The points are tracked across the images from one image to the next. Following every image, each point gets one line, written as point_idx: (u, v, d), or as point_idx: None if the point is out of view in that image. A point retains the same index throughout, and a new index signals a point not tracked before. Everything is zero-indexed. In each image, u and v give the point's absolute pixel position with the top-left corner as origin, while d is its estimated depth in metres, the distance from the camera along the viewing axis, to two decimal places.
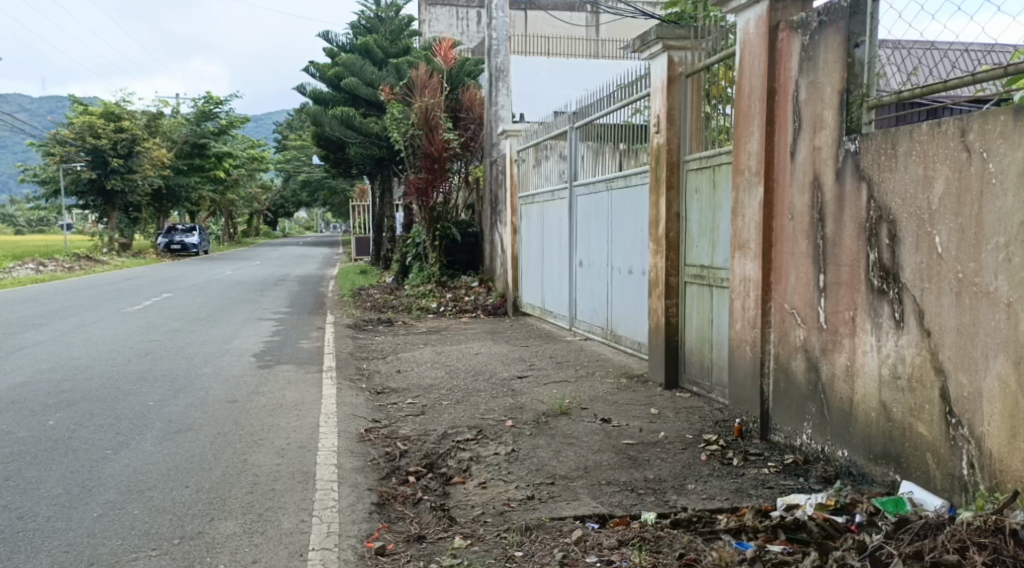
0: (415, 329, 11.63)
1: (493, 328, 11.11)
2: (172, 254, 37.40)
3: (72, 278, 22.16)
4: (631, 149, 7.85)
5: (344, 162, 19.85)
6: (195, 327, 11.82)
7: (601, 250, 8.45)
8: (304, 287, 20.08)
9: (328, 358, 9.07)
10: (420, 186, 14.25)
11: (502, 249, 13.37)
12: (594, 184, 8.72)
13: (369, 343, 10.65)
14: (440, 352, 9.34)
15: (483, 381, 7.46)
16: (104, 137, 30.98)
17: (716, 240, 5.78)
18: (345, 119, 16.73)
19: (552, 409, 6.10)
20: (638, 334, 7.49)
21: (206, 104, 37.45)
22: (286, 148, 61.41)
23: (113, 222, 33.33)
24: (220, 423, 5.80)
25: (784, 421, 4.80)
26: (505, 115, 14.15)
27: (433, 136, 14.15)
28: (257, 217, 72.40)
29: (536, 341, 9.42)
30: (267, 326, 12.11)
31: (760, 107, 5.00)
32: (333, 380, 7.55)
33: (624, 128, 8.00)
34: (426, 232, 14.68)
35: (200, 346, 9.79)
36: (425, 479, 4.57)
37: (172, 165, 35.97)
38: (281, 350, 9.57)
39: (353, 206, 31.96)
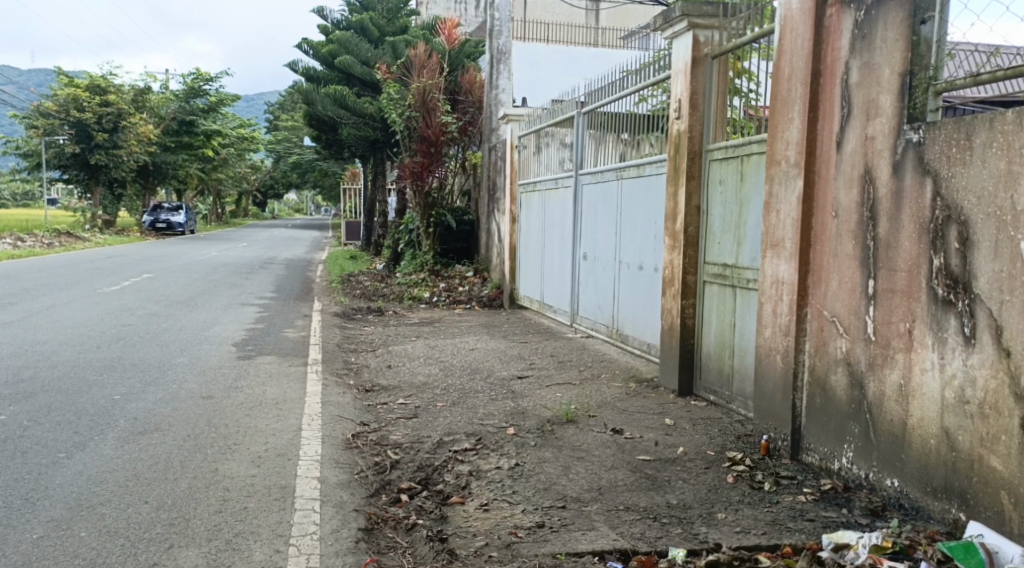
0: (406, 320, 11.12)
1: (489, 321, 10.61)
2: (158, 233, 36.72)
3: (51, 254, 21.57)
4: (636, 140, 7.50)
5: (336, 143, 19.26)
6: (173, 310, 11.29)
7: (609, 243, 7.94)
8: (292, 271, 19.53)
9: (314, 349, 8.56)
10: (415, 169, 13.66)
11: (499, 238, 12.86)
12: (603, 173, 8.21)
13: (357, 333, 10.14)
14: (433, 346, 8.84)
15: (481, 380, 6.96)
16: (89, 110, 30.29)
17: (743, 236, 5.28)
18: (338, 98, 16.14)
19: (558, 416, 5.61)
20: (648, 335, 7.00)
21: (195, 81, 36.70)
22: (277, 128, 60.52)
23: (97, 198, 32.65)
24: (191, 423, 5.29)
25: (819, 441, 4.31)
26: (506, 99, 13.61)
27: (431, 119, 13.61)
28: (246, 197, 71.60)
29: (535, 338, 8.92)
30: (250, 313, 11.59)
31: (802, 90, 4.48)
32: (319, 376, 7.04)
33: (631, 117, 7.63)
34: (420, 218, 14.12)
35: (178, 333, 9.27)
36: (419, 497, 4.08)
37: (159, 142, 35.24)
38: (264, 339, 9.05)
39: (345, 190, 31.36)
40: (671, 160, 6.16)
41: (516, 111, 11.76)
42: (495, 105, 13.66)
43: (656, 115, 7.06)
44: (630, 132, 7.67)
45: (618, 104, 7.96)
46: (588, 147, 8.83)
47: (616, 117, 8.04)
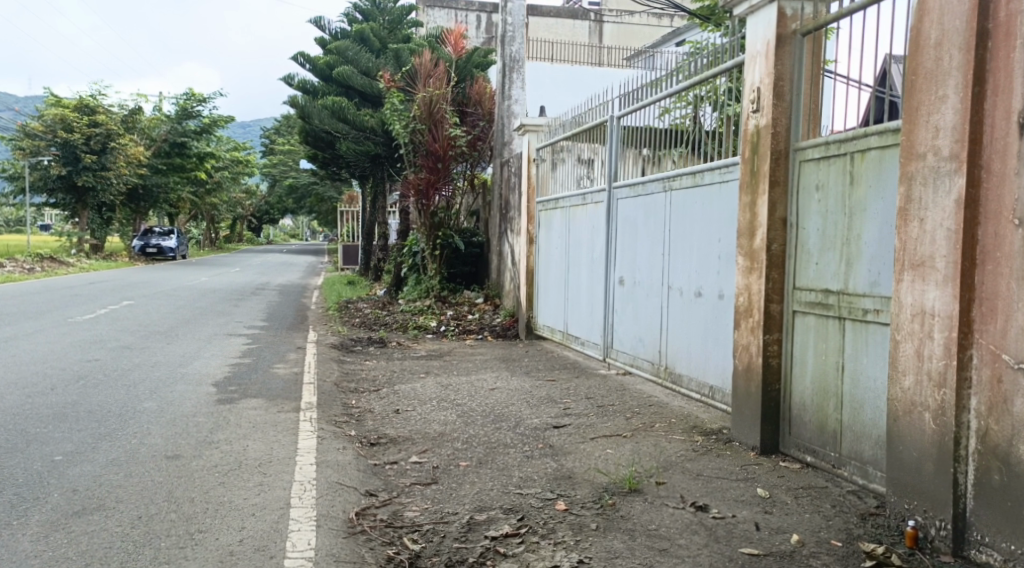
0: (413, 353, 9.93)
1: (505, 355, 9.43)
2: (148, 258, 35.51)
3: (28, 280, 20.34)
4: (657, 156, 6.94)
5: (334, 160, 18.18)
6: (150, 343, 10.08)
7: (655, 266, 6.78)
8: (284, 297, 18.34)
9: (308, 389, 7.37)
10: (420, 186, 12.63)
11: (513, 261, 11.74)
12: (643, 184, 7.09)
13: (357, 369, 8.95)
14: (446, 384, 7.66)
15: (508, 431, 5.79)
16: (77, 131, 29.27)
17: (856, 255, 4.14)
18: (337, 110, 15.06)
19: (617, 483, 4.42)
20: (706, 375, 5.84)
21: (188, 101, 35.72)
22: (273, 151, 59.42)
23: (84, 221, 31.48)
24: (144, 498, 4.14)
25: (999, 534, 3.17)
26: (519, 111, 12.62)
27: (438, 132, 12.48)
28: (241, 222, 70.68)
29: (563, 375, 7.74)
30: (237, 345, 10.40)
31: (960, 59, 3.36)
32: (314, 426, 5.84)
33: (651, 130, 7.11)
34: (425, 239, 13.04)
35: (151, 370, 8.08)
36: None
37: (148, 163, 34.18)
38: (250, 378, 7.86)
39: (341, 213, 30.27)
40: (747, 162, 5.04)
41: (534, 121, 10.55)
42: (508, 117, 12.63)
43: (679, 130, 6.59)
44: (649, 147, 7.13)
45: (642, 116, 7.31)
46: (621, 156, 7.80)
47: (640, 129, 7.36)
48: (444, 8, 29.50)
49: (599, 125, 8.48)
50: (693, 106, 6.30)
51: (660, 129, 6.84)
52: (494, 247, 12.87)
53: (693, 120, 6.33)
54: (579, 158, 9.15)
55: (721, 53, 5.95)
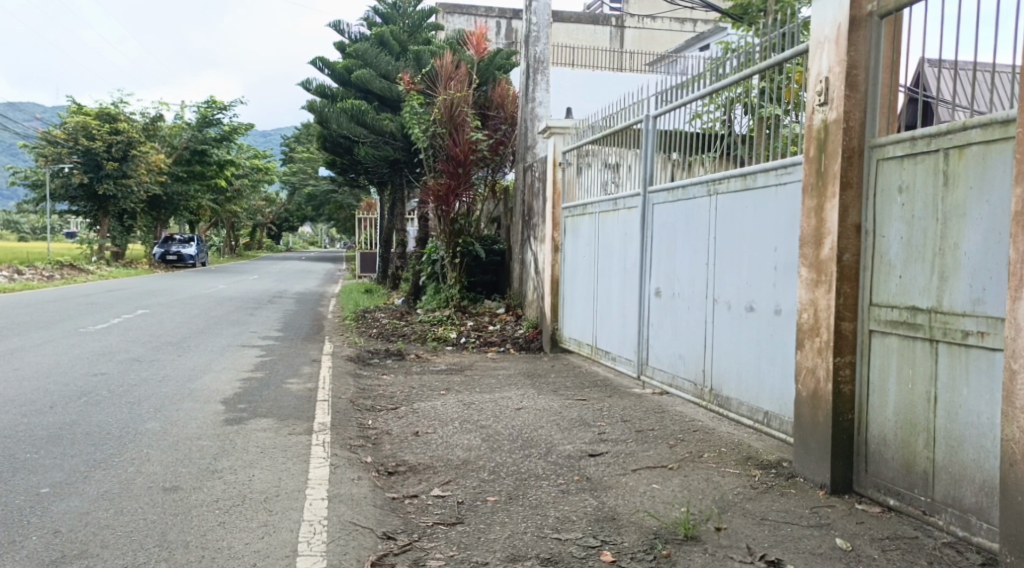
0: (433, 367, 9.40)
1: (530, 369, 8.87)
2: (167, 265, 35.26)
3: (45, 288, 20.03)
4: (688, 160, 6.61)
5: (351, 165, 17.72)
6: (159, 355, 9.60)
7: (698, 277, 6.21)
8: (300, 306, 17.88)
9: (322, 408, 6.85)
10: (439, 192, 12.04)
11: (537, 269, 11.21)
12: (683, 188, 6.53)
13: (374, 384, 8.42)
14: (469, 403, 7.12)
15: (539, 459, 5.23)
16: (97, 138, 29.08)
17: (955, 268, 3.60)
18: (355, 113, 14.58)
19: (669, 528, 3.86)
20: (759, 400, 5.27)
21: (208, 108, 35.55)
22: (291, 159, 59.21)
23: (105, 229, 31.27)
24: (133, 542, 3.62)
25: None
26: (543, 114, 12.09)
27: (458, 136, 11.92)
28: (260, 230, 70.68)
29: (595, 394, 7.17)
30: (250, 357, 9.90)
31: None
32: (326, 452, 5.31)
33: (680, 134, 6.77)
34: (444, 247, 12.48)
35: (157, 385, 7.57)
36: None
37: (171, 172, 33.93)
38: (261, 394, 7.35)
39: (360, 221, 29.89)
40: (812, 161, 4.46)
41: (559, 124, 9.99)
42: (532, 120, 12.09)
43: (710, 133, 6.25)
44: (676, 151, 6.83)
45: (672, 119, 6.94)
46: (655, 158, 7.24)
47: (670, 133, 6.97)
48: (464, 14, 29.14)
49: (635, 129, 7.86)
50: (725, 108, 5.97)
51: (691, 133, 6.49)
52: (517, 255, 12.36)
53: (725, 122, 5.98)
54: (606, 163, 8.70)
55: (766, 48, 5.51)
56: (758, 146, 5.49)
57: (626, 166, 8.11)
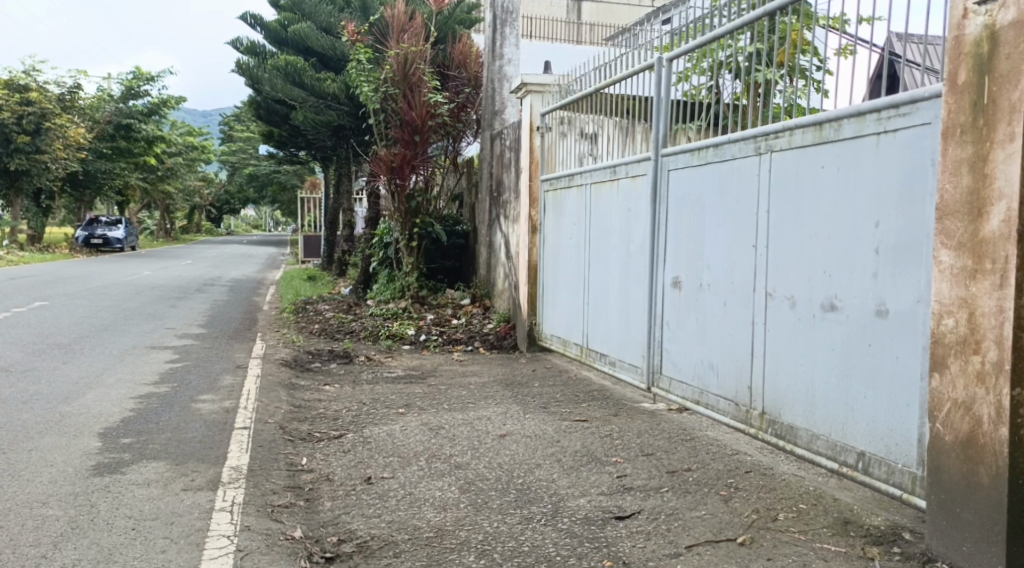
0: (386, 375, 7.83)
1: (506, 378, 7.36)
2: (93, 250, 32.72)
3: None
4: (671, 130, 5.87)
5: (290, 136, 15.93)
6: (42, 363, 7.81)
7: (741, 262, 4.73)
8: (234, 295, 16.07)
9: (240, 441, 5.22)
10: (393, 163, 10.41)
11: (510, 253, 9.71)
12: (717, 146, 5.06)
13: (314, 399, 6.82)
14: (435, 428, 5.59)
15: (543, 526, 3.68)
16: (6, 110, 26.49)
17: None
18: (291, 72, 12.76)
19: None
20: (847, 435, 3.78)
21: (134, 80, 33.06)
22: (231, 137, 56.29)
23: (18, 210, 28.67)
24: None
25: None
26: (512, 73, 10.57)
27: (414, 98, 10.39)
28: (198, 212, 67.75)
29: (598, 413, 5.69)
30: (160, 362, 8.18)
31: None
32: (235, 526, 3.69)
33: (676, 100, 5.74)
34: (399, 228, 10.89)
35: (19, 410, 5.87)
36: None
37: (92, 147, 31.38)
38: (160, 422, 5.68)
39: (302, 201, 27.95)
40: (963, 90, 2.98)
41: (537, 79, 8.55)
42: (499, 79, 10.59)
43: (694, 99, 5.49)
44: (679, 114, 5.73)
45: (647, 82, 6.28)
46: (639, 127, 6.44)
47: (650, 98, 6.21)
48: None
49: (615, 98, 6.85)
50: (710, 73, 5.29)
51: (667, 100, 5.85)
52: (483, 238, 10.85)
53: (713, 90, 5.30)
54: (581, 131, 7.62)
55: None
56: (748, 116, 4.86)
57: (607, 135, 7.12)
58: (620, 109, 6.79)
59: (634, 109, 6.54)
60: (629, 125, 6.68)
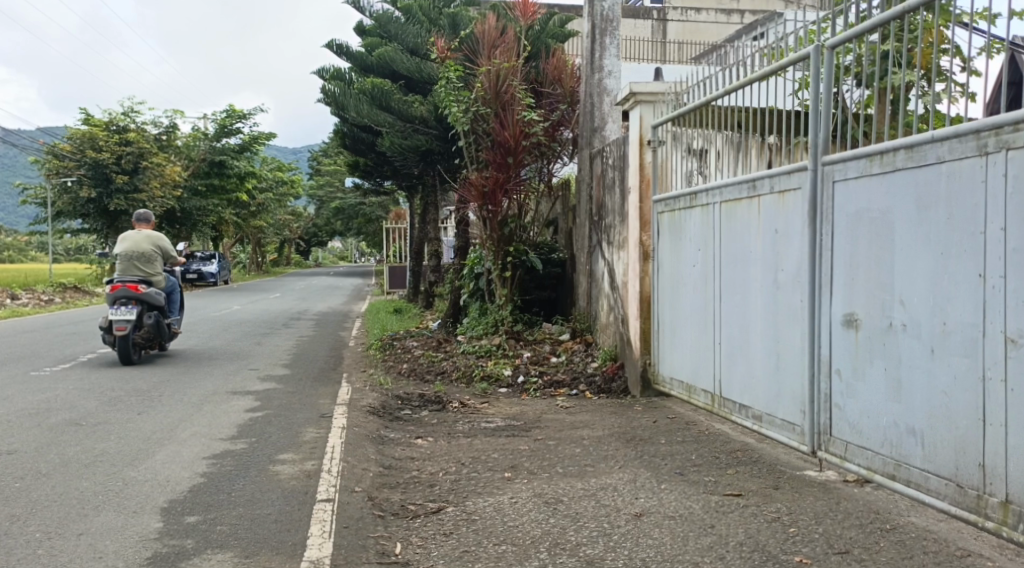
0: (484, 425, 6.89)
1: (625, 431, 6.32)
2: (189, 285, 33.14)
3: (38, 314, 17.99)
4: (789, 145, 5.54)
5: (376, 165, 15.37)
6: (116, 413, 7.17)
7: (958, 298, 3.66)
8: (320, 330, 15.46)
9: (323, 523, 4.35)
10: (484, 187, 9.62)
11: (615, 282, 8.72)
12: (908, 147, 4.00)
13: (408, 458, 5.94)
14: (555, 503, 4.60)
15: None
16: (106, 151, 27.12)
17: None
18: (377, 95, 12.13)
19: None
20: None
21: (227, 118, 33.61)
22: (318, 170, 57.12)
23: (118, 247, 29.26)
24: None
25: None
26: (614, 86, 9.59)
27: (507, 116, 9.57)
28: (289, 246, 69.01)
29: (756, 486, 4.62)
30: (240, 411, 7.46)
31: None
32: None
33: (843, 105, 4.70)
34: (491, 257, 10.02)
35: (78, 476, 5.16)
36: (435, 491, 5.04)
37: (188, 184, 31.98)
38: (232, 491, 4.86)
39: (389, 232, 27.52)
40: None
41: (647, 87, 7.58)
42: (599, 94, 9.62)
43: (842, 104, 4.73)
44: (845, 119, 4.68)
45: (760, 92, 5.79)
46: (752, 142, 5.90)
47: (763, 111, 5.82)
48: None
49: (720, 111, 6.33)
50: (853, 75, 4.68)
51: (782, 111, 5.50)
52: (582, 267, 9.88)
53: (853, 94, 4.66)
54: (687, 147, 6.92)
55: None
56: (878, 124, 4.44)
57: (740, 146, 6.08)
58: (728, 123, 6.24)
59: (746, 122, 5.98)
60: (748, 139, 5.98)
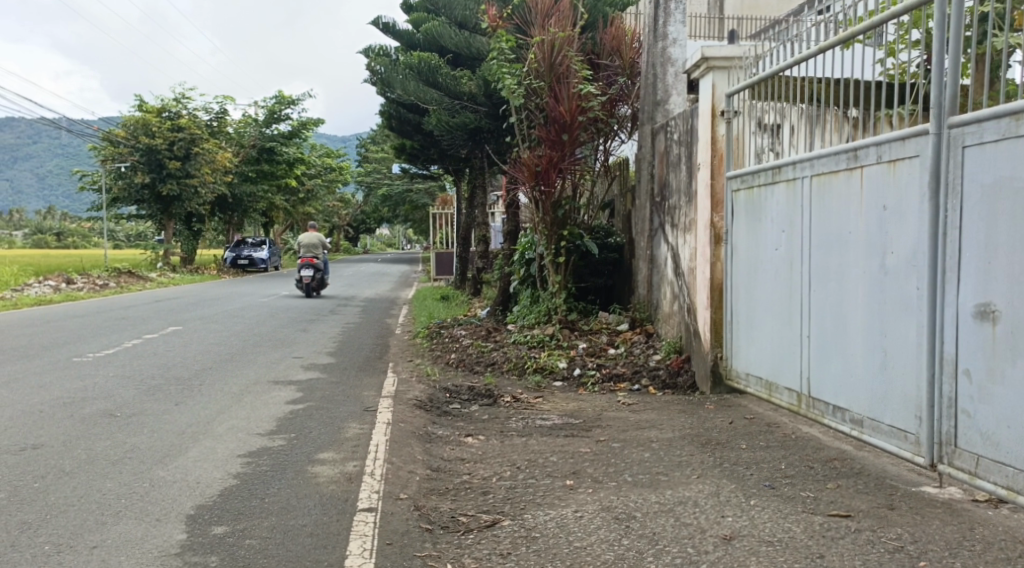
0: (540, 423, 6.28)
1: (698, 433, 5.67)
2: (239, 271, 33.11)
3: (87, 299, 17.81)
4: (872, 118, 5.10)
5: (424, 147, 14.83)
6: (151, 405, 6.72)
7: None
8: (366, 317, 15.01)
9: (367, 539, 3.80)
10: (537, 167, 8.98)
11: (679, 268, 8.06)
12: None
13: (460, 459, 5.36)
14: (629, 520, 3.97)
15: None
16: (158, 136, 27.01)
17: None
18: (424, 71, 11.61)
19: None
20: None
21: (277, 104, 33.43)
22: (365, 157, 56.94)
23: (170, 233, 29.24)
24: None
25: None
26: (680, 55, 8.82)
27: (562, 89, 8.88)
28: (337, 232, 69.20)
29: (868, 506, 3.96)
30: (280, 403, 6.97)
31: None
32: None
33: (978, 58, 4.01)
34: (543, 241, 9.37)
35: (101, 476, 4.68)
36: (492, 500, 4.45)
37: (237, 170, 31.83)
38: (267, 497, 4.34)
39: (437, 219, 27.04)
40: None
41: (722, 53, 6.84)
42: (662, 64, 8.89)
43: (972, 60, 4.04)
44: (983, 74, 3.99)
45: (843, 58, 5.27)
46: (828, 116, 5.43)
47: (841, 81, 5.35)
48: None
49: (792, 83, 5.85)
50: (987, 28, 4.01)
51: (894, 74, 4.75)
52: (642, 251, 9.21)
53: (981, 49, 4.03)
54: (760, 121, 6.36)
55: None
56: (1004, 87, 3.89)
57: (835, 113, 5.37)
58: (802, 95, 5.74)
59: (839, 88, 5.30)
60: (845, 106, 5.26)
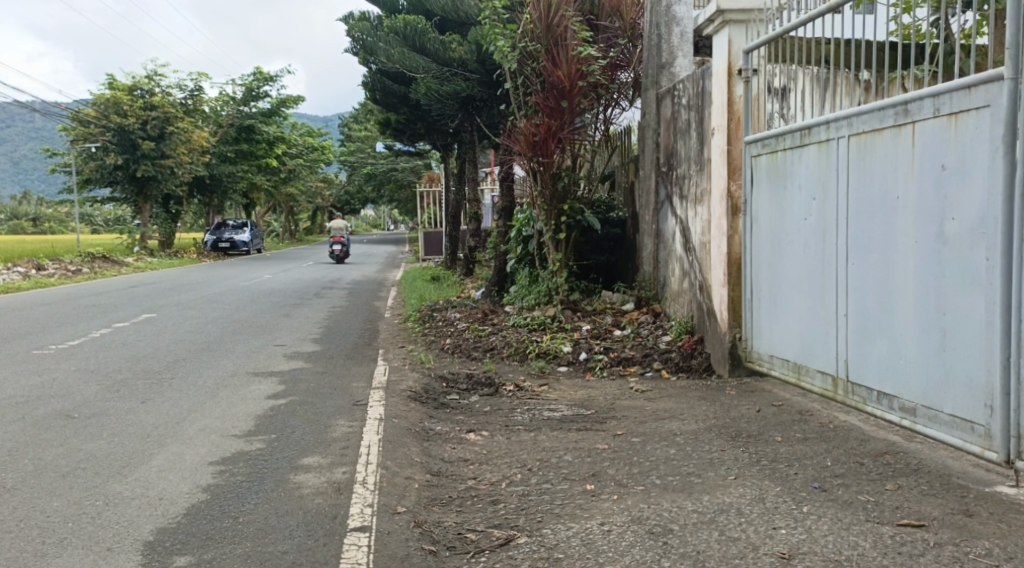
0: (548, 415, 5.73)
1: (725, 424, 5.11)
2: (220, 254, 32.34)
3: (59, 286, 17.09)
4: (884, 82, 4.85)
5: (409, 120, 14.16)
6: (115, 403, 6.11)
7: None
8: (353, 299, 14.38)
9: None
10: (534, 136, 8.37)
11: (689, 242, 7.49)
12: None
13: (461, 459, 4.80)
14: (665, 534, 3.43)
15: None
16: (131, 116, 26.13)
17: None
18: (410, 35, 10.91)
19: None
20: None
21: (255, 82, 32.51)
22: (348, 136, 55.95)
23: (147, 216, 28.44)
24: None
25: None
26: (685, 13, 8.23)
27: (560, 52, 8.25)
28: (321, 213, 68.24)
29: (941, 512, 3.42)
30: (259, 397, 6.38)
31: None
32: None
33: None
34: (542, 216, 8.78)
35: (48, 493, 4.08)
36: (502, 510, 3.89)
37: (217, 151, 30.97)
38: (239, 516, 3.76)
39: (423, 196, 26.35)
40: None
41: (739, 6, 6.25)
42: (667, 23, 8.27)
43: None
44: None
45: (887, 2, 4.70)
46: (846, 78, 5.07)
47: (865, 39, 4.92)
48: None
49: (807, 43, 5.46)
50: None
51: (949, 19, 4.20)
52: (647, 225, 8.63)
53: None
54: (785, 77, 5.77)
55: None
56: None
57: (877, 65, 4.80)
58: (815, 57, 5.39)
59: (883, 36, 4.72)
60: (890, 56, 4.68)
